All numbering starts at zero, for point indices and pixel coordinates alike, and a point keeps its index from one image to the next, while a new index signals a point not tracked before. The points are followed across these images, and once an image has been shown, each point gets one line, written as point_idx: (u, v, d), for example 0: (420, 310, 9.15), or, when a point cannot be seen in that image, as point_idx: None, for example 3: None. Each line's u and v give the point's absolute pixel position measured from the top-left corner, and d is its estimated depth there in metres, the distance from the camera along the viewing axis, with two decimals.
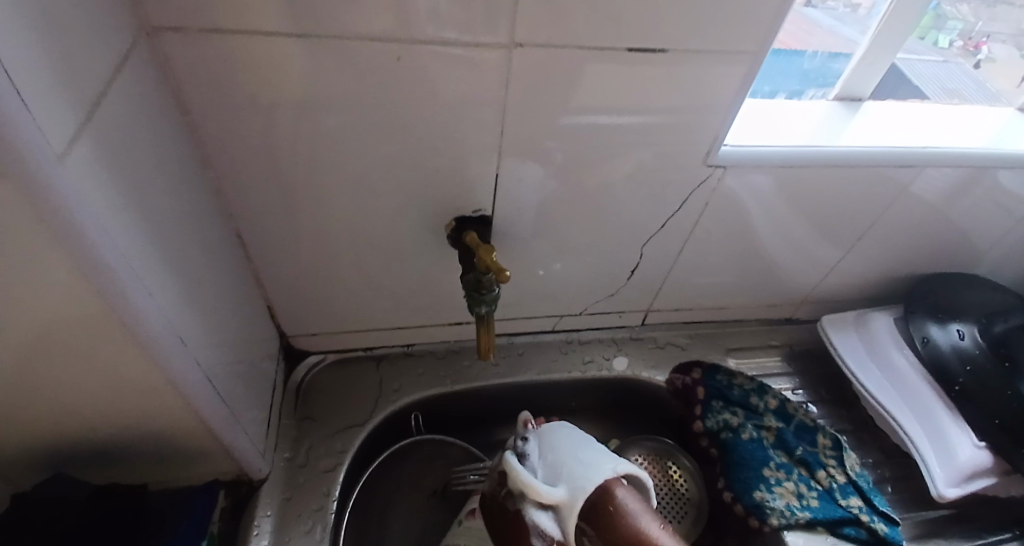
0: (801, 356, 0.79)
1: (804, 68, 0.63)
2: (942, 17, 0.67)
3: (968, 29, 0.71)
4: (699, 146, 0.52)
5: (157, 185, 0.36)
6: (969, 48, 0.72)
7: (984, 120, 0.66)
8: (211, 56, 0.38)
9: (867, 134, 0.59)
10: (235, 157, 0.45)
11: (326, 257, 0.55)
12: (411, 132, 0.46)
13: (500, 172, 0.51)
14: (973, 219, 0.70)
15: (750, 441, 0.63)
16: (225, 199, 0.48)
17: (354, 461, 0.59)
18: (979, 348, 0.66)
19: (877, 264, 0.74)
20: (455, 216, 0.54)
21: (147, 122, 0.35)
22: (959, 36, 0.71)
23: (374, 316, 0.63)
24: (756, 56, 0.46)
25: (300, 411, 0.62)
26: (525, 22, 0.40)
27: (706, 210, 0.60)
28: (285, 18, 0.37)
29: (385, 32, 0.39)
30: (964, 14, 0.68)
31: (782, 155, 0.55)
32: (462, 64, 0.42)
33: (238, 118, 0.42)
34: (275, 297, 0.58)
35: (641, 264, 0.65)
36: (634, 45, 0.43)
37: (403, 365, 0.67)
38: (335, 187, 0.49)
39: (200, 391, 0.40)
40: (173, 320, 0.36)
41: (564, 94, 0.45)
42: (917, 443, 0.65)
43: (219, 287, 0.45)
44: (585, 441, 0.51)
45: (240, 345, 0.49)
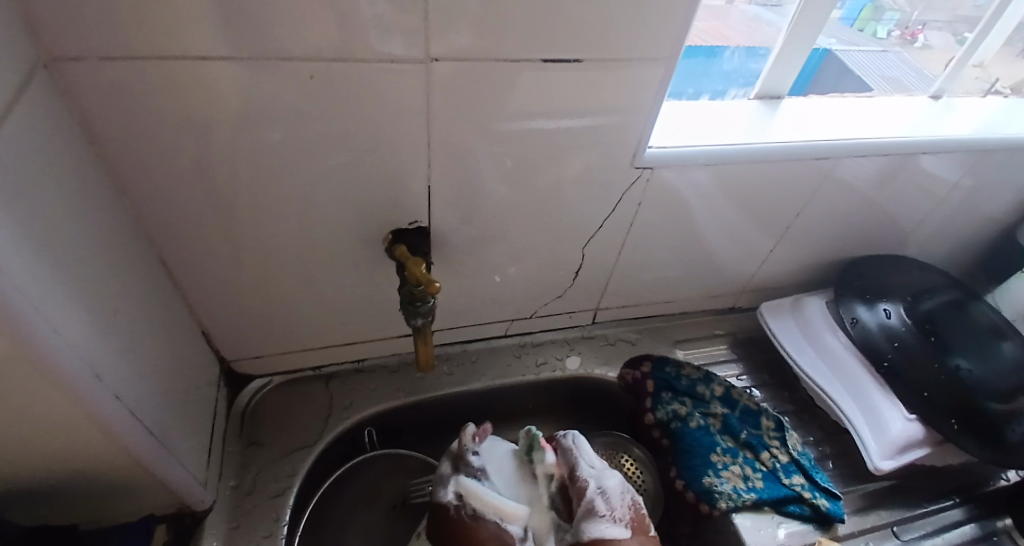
0: (745, 343, 0.82)
1: (725, 69, 0.66)
2: (878, 9, 0.73)
3: (905, 18, 0.75)
4: (626, 149, 0.54)
5: (62, 215, 0.35)
6: (906, 37, 0.77)
7: (898, 110, 0.70)
8: (115, 82, 0.37)
9: (789, 129, 0.63)
10: (152, 182, 0.43)
11: (262, 277, 0.54)
12: (338, 149, 0.46)
13: (433, 185, 0.51)
14: (896, 205, 0.74)
15: (697, 429, 0.65)
16: (147, 226, 0.46)
17: (305, 484, 0.58)
18: (904, 325, 0.70)
19: (808, 251, 0.78)
20: (391, 229, 0.54)
21: (49, 152, 0.34)
22: (896, 26, 0.76)
23: (318, 334, 0.62)
24: (669, 61, 0.48)
25: (247, 437, 0.60)
26: (439, 37, 0.40)
27: (641, 208, 0.62)
28: (192, 42, 0.36)
29: (297, 52, 0.39)
30: (899, 5, 0.74)
31: (707, 154, 0.57)
32: (379, 79, 0.42)
33: (152, 143, 0.41)
34: (212, 323, 0.56)
35: (584, 264, 0.67)
36: (549, 56, 0.44)
37: (354, 381, 0.66)
38: (263, 207, 0.48)
39: (125, 425, 0.38)
40: (88, 357, 0.35)
41: (489, 104, 0.46)
42: (852, 419, 0.69)
43: (143, 316, 0.44)
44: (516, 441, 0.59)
45: (171, 375, 0.48)
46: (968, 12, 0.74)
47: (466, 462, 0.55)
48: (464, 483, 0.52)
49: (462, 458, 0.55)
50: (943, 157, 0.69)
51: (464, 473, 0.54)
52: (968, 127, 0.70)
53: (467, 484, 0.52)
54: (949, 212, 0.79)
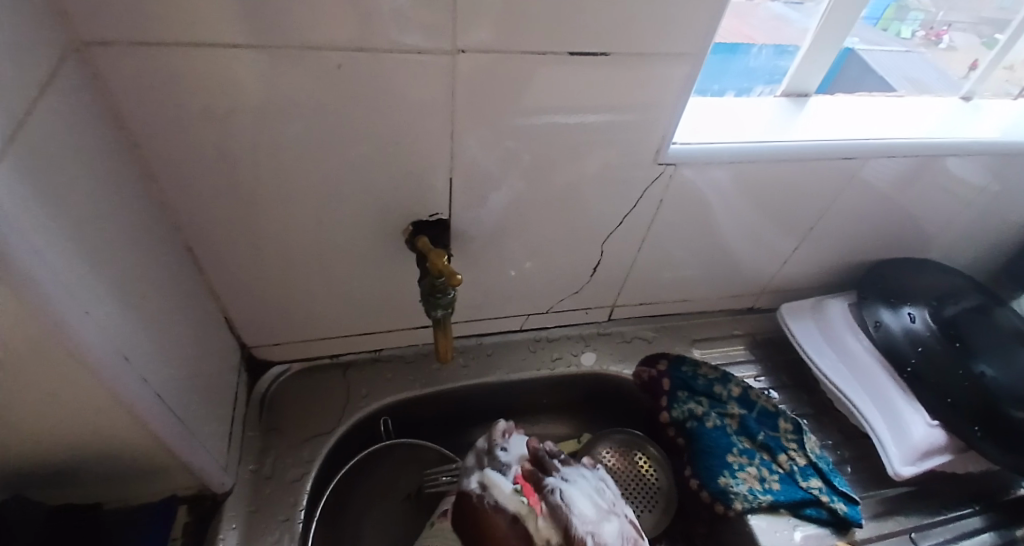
0: (764, 344, 0.81)
1: (749, 65, 0.65)
2: (903, 9, 0.72)
3: (929, 19, 0.74)
4: (649, 145, 0.54)
5: (92, 199, 0.35)
6: (930, 37, 0.75)
7: (929, 111, 0.69)
8: (146, 69, 0.37)
9: (815, 128, 0.62)
10: (179, 169, 0.44)
11: (283, 266, 0.55)
12: (361, 139, 0.46)
13: (454, 178, 0.51)
14: (924, 207, 0.73)
15: (713, 429, 0.65)
16: (173, 212, 0.47)
17: (322, 470, 0.59)
18: (930, 331, 0.68)
19: (830, 252, 0.76)
20: (412, 221, 0.54)
21: (81, 137, 0.35)
22: (921, 26, 0.75)
23: (337, 323, 0.63)
24: (696, 57, 0.47)
25: (266, 422, 0.61)
26: (465, 28, 0.40)
27: (662, 205, 0.61)
28: (221, 31, 0.37)
29: (323, 42, 0.39)
30: (924, 5, 0.72)
31: (731, 151, 0.57)
32: (404, 70, 0.42)
33: (180, 130, 0.41)
34: (234, 309, 0.57)
35: (602, 261, 0.67)
36: (574, 49, 0.44)
37: (371, 371, 0.67)
38: (286, 196, 0.49)
39: (149, 406, 0.39)
40: (115, 339, 0.35)
41: (513, 97, 0.46)
42: (872, 424, 0.67)
43: (167, 301, 0.45)
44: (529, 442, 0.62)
45: (194, 360, 0.48)
46: (992, 14, 0.72)
47: (495, 456, 0.56)
48: (489, 474, 0.53)
49: (492, 453, 0.57)
50: (972, 160, 0.67)
51: (491, 467, 0.55)
52: (1002, 129, 0.68)
53: (491, 475, 0.53)
54: (979, 215, 0.77)
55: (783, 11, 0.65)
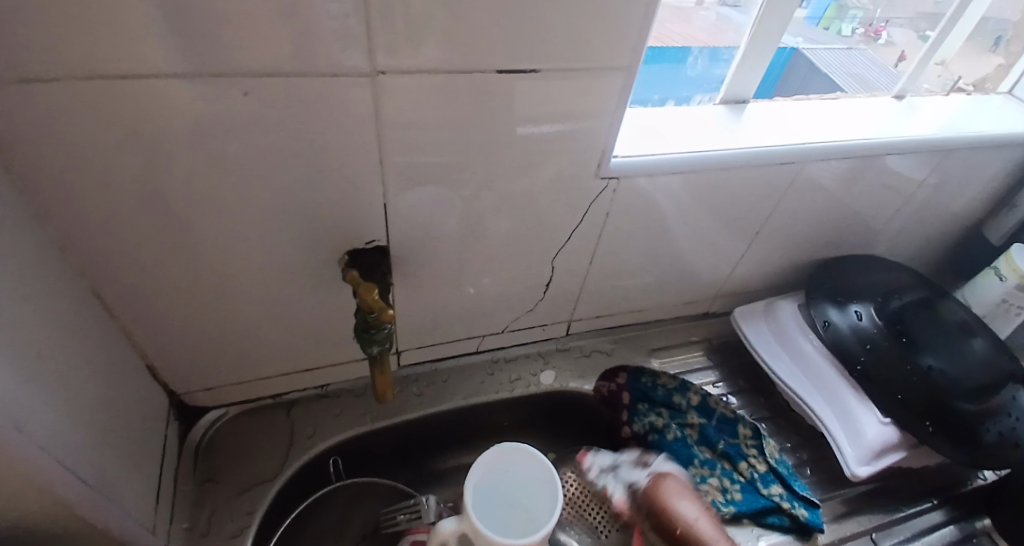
0: (720, 349, 0.81)
1: (689, 76, 0.66)
2: (841, 8, 0.74)
3: (868, 16, 0.76)
4: (590, 159, 0.53)
5: None
6: (870, 34, 0.77)
7: (862, 113, 0.71)
8: (22, 103, 0.33)
9: (754, 134, 0.62)
10: (74, 209, 0.40)
11: (208, 305, 0.51)
12: (282, 169, 0.43)
13: (389, 202, 0.49)
14: (864, 204, 0.75)
15: (674, 442, 0.64)
16: (77, 258, 0.43)
17: (265, 521, 0.55)
18: (876, 327, 0.70)
19: (778, 253, 0.77)
20: (347, 249, 0.52)
21: None
22: (860, 24, 0.76)
23: (276, 360, 0.59)
24: (630, 70, 0.46)
25: (203, 473, 0.57)
26: (384, 48, 0.38)
27: (609, 218, 0.60)
28: (104, 60, 0.33)
29: (226, 69, 0.36)
30: (862, 3, 0.74)
31: (672, 162, 0.56)
32: (321, 95, 0.39)
33: (70, 168, 0.38)
34: (157, 355, 0.53)
35: (554, 277, 0.65)
36: (505, 67, 0.42)
37: (318, 409, 0.63)
38: (205, 233, 0.45)
39: (55, 481, 0.35)
40: (5, 409, 0.31)
41: (443, 116, 0.44)
42: (828, 425, 0.69)
43: (71, 356, 0.40)
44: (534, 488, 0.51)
45: (109, 417, 0.44)
46: (929, 8, 0.74)
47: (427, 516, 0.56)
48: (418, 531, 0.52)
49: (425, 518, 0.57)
50: (909, 156, 0.69)
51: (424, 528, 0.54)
52: (931, 127, 0.70)
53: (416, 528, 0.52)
54: (914, 211, 0.79)
55: (726, 12, 0.65)
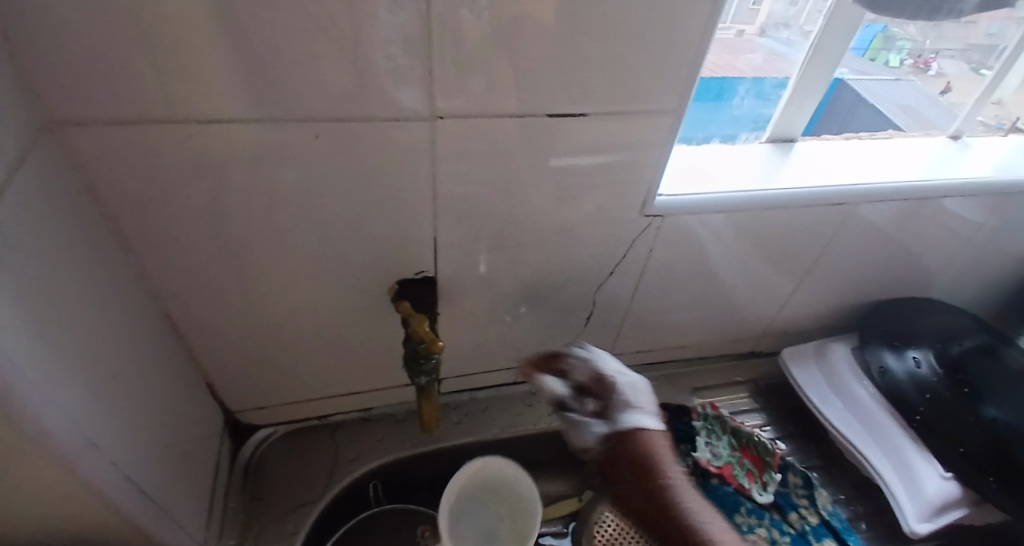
0: (767, 391, 0.79)
1: (733, 115, 0.65)
2: (889, 39, 0.69)
3: (917, 48, 0.72)
4: (635, 197, 0.54)
5: (65, 279, 0.35)
6: (919, 65, 0.73)
7: (914, 152, 0.69)
8: (121, 144, 0.38)
9: (802, 174, 0.62)
10: (155, 238, 0.44)
11: (266, 330, 0.54)
12: (342, 204, 0.46)
13: (439, 236, 0.51)
14: (920, 244, 0.72)
15: (720, 486, 0.62)
16: (152, 281, 0.46)
17: (307, 543, 0.56)
18: (936, 375, 0.66)
19: (828, 293, 0.75)
20: (398, 279, 0.54)
21: (51, 215, 0.34)
22: (908, 54, 0.72)
23: (325, 384, 0.61)
24: (676, 113, 0.47)
25: (250, 491, 0.59)
26: (442, 94, 0.41)
27: (653, 254, 0.61)
28: (193, 106, 0.37)
29: (299, 113, 0.39)
30: (911, 35, 0.69)
31: (718, 202, 0.57)
32: (382, 136, 0.42)
33: (155, 201, 0.41)
34: (217, 375, 0.56)
35: (595, 310, 0.66)
36: (555, 110, 0.44)
37: (361, 432, 0.64)
38: (267, 261, 0.48)
39: (123, 495, 0.37)
40: (84, 423, 0.34)
41: (493, 155, 0.46)
42: (885, 476, 0.65)
43: (142, 373, 0.44)
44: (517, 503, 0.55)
45: (172, 434, 0.47)
46: (981, 40, 0.70)
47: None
48: None
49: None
50: (967, 198, 0.67)
51: None
52: (989, 170, 0.67)
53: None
54: (975, 253, 0.76)
55: (772, 46, 0.64)
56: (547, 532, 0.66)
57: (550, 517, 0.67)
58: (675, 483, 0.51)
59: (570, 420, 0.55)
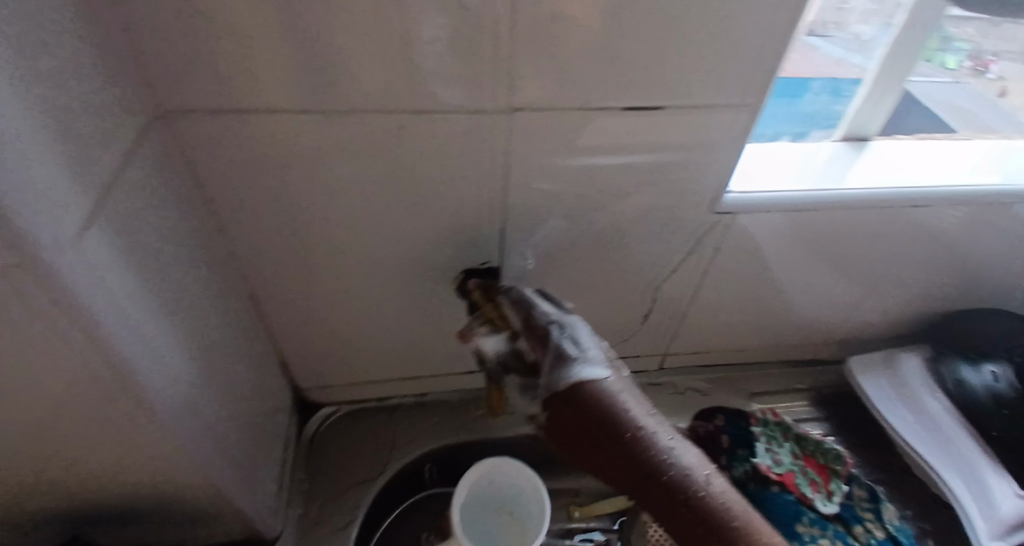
0: (829, 400, 0.76)
1: (806, 111, 0.63)
2: (946, 39, 0.62)
3: (976, 49, 0.67)
4: (705, 194, 0.53)
5: (171, 257, 0.37)
6: (977, 68, 0.69)
7: (997, 154, 0.65)
8: (222, 132, 0.40)
9: (879, 174, 0.59)
10: (245, 221, 0.46)
11: (335, 313, 0.56)
12: (416, 194, 0.47)
13: (505, 227, 0.52)
14: (1005, 252, 0.67)
15: (780, 494, 0.61)
16: (239, 262, 0.49)
17: (368, 518, 0.58)
18: (1016, 391, 0.63)
19: (900, 301, 0.71)
20: (462, 269, 0.54)
21: (161, 198, 0.37)
22: (967, 57, 0.67)
23: (386, 368, 0.63)
24: (754, 107, 0.46)
25: (315, 466, 0.61)
26: (521, 86, 0.41)
27: (718, 253, 0.60)
28: (287, 97, 0.39)
29: (383, 105, 0.40)
30: (969, 35, 0.64)
31: (791, 200, 0.55)
32: (458, 127, 0.43)
33: (247, 185, 0.44)
34: (289, 353, 0.59)
35: (653, 308, 0.65)
36: (632, 103, 0.44)
37: (417, 416, 0.66)
38: (344, 247, 0.50)
39: (213, 461, 0.40)
40: (184, 391, 0.37)
41: (566, 147, 0.46)
42: (955, 493, 0.64)
43: (229, 348, 0.46)
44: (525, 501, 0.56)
45: (252, 406, 0.50)
46: None
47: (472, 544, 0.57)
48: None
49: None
50: None
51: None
52: None
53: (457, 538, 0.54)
54: None
55: (828, 51, 0.60)
56: (596, 528, 0.65)
57: (597, 513, 0.66)
58: (646, 431, 0.40)
59: (538, 386, 0.46)
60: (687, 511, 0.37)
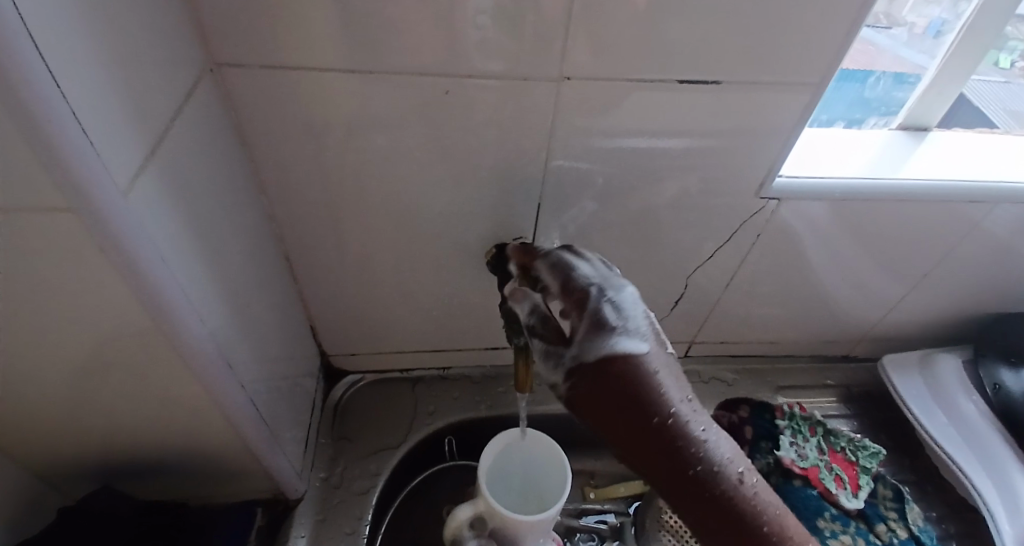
0: (859, 398, 0.74)
1: (866, 96, 0.60)
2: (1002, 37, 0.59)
3: None
4: (752, 177, 0.51)
5: (214, 211, 0.37)
6: None
7: None
8: (269, 89, 0.40)
9: (936, 165, 0.56)
10: (285, 182, 0.46)
11: (367, 281, 0.56)
12: (456, 163, 0.46)
13: (543, 203, 0.51)
14: None
15: (803, 488, 0.59)
16: (278, 225, 0.49)
17: (387, 485, 0.59)
18: None
19: (944, 301, 0.69)
20: (496, 243, 0.53)
21: (208, 151, 0.37)
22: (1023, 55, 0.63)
23: (412, 339, 0.63)
24: (814, 88, 0.44)
25: (338, 431, 0.62)
26: (574, 54, 0.40)
27: (759, 241, 0.58)
28: (336, 54, 0.38)
29: (431, 68, 0.39)
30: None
31: (843, 188, 0.53)
32: (504, 94, 0.42)
33: (290, 145, 0.43)
34: (320, 318, 0.59)
35: (685, 294, 0.63)
36: (687, 77, 0.42)
37: (439, 389, 0.66)
38: (381, 216, 0.49)
39: (245, 415, 0.41)
40: (222, 345, 0.37)
41: (613, 121, 0.45)
42: (984, 495, 0.61)
43: (265, 307, 0.47)
44: (544, 478, 0.56)
45: (283, 366, 0.50)
46: None
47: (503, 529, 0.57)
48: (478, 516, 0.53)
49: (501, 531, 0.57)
50: None
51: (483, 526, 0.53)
52: None
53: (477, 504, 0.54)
54: None
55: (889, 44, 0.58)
56: (610, 510, 0.64)
57: (612, 495, 0.65)
58: (683, 419, 0.38)
59: (560, 354, 0.42)
60: (711, 496, 0.36)
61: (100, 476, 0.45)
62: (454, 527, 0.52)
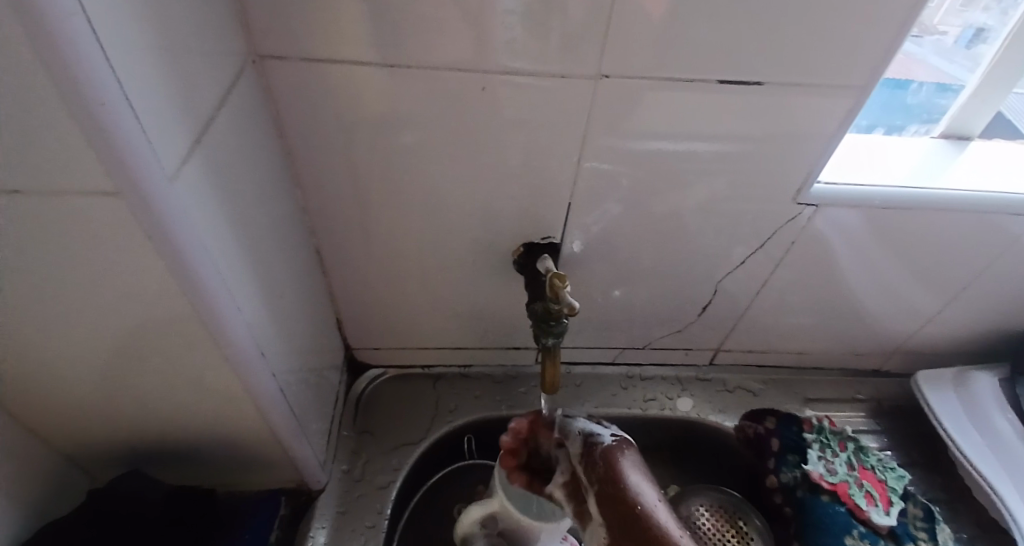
0: (889, 414, 0.72)
1: (907, 102, 0.58)
2: None
3: None
4: (790, 183, 0.50)
5: (251, 200, 0.38)
6: None
7: None
8: (310, 82, 0.40)
9: (981, 175, 0.54)
10: (319, 174, 0.46)
11: (394, 276, 0.56)
12: (489, 159, 0.46)
13: (573, 203, 0.50)
14: None
15: (830, 503, 0.57)
16: (310, 217, 0.50)
17: (407, 480, 0.59)
18: None
19: (983, 317, 0.66)
20: (524, 243, 0.53)
21: (248, 141, 0.37)
22: None
23: (436, 336, 0.63)
24: (857, 91, 0.43)
25: (360, 425, 0.63)
26: (614, 52, 0.39)
27: (793, 248, 0.56)
28: (374, 48, 0.38)
29: (469, 64, 0.39)
30: None
31: (885, 196, 0.51)
32: (541, 92, 0.41)
33: (324, 138, 0.44)
34: (346, 311, 0.59)
35: (714, 300, 0.62)
36: (727, 77, 0.41)
37: (460, 387, 0.66)
38: (411, 211, 0.50)
39: (274, 404, 0.41)
40: (256, 333, 0.37)
41: (649, 120, 0.44)
42: (1015, 514, 0.59)
43: (295, 298, 0.47)
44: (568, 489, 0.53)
45: (310, 357, 0.51)
46: None
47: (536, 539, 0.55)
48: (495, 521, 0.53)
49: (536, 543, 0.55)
50: None
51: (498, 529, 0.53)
52: None
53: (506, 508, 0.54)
54: None
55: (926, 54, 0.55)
56: None
57: None
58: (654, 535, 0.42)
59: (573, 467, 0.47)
60: None
61: (130, 458, 0.46)
62: (466, 528, 0.53)
